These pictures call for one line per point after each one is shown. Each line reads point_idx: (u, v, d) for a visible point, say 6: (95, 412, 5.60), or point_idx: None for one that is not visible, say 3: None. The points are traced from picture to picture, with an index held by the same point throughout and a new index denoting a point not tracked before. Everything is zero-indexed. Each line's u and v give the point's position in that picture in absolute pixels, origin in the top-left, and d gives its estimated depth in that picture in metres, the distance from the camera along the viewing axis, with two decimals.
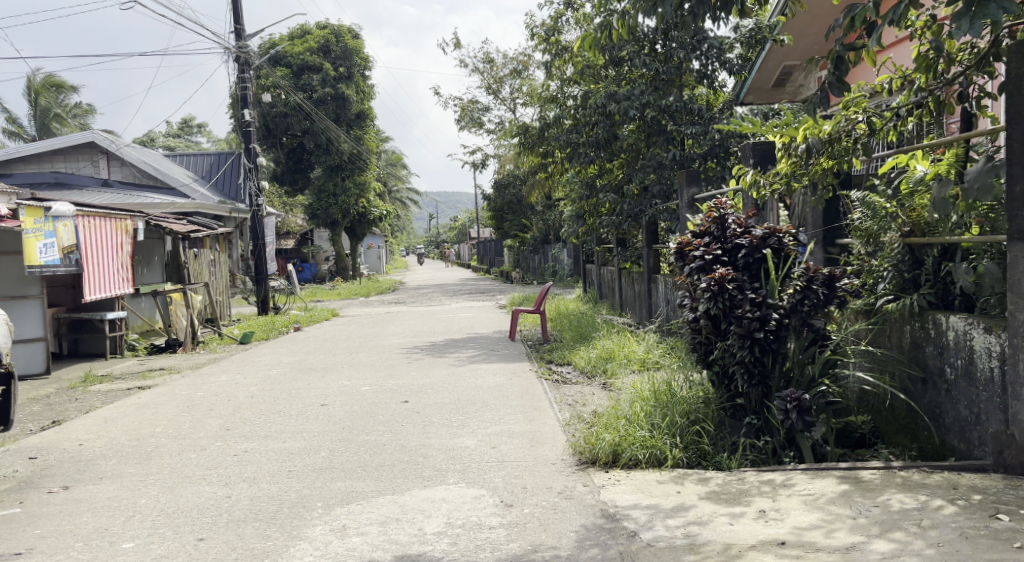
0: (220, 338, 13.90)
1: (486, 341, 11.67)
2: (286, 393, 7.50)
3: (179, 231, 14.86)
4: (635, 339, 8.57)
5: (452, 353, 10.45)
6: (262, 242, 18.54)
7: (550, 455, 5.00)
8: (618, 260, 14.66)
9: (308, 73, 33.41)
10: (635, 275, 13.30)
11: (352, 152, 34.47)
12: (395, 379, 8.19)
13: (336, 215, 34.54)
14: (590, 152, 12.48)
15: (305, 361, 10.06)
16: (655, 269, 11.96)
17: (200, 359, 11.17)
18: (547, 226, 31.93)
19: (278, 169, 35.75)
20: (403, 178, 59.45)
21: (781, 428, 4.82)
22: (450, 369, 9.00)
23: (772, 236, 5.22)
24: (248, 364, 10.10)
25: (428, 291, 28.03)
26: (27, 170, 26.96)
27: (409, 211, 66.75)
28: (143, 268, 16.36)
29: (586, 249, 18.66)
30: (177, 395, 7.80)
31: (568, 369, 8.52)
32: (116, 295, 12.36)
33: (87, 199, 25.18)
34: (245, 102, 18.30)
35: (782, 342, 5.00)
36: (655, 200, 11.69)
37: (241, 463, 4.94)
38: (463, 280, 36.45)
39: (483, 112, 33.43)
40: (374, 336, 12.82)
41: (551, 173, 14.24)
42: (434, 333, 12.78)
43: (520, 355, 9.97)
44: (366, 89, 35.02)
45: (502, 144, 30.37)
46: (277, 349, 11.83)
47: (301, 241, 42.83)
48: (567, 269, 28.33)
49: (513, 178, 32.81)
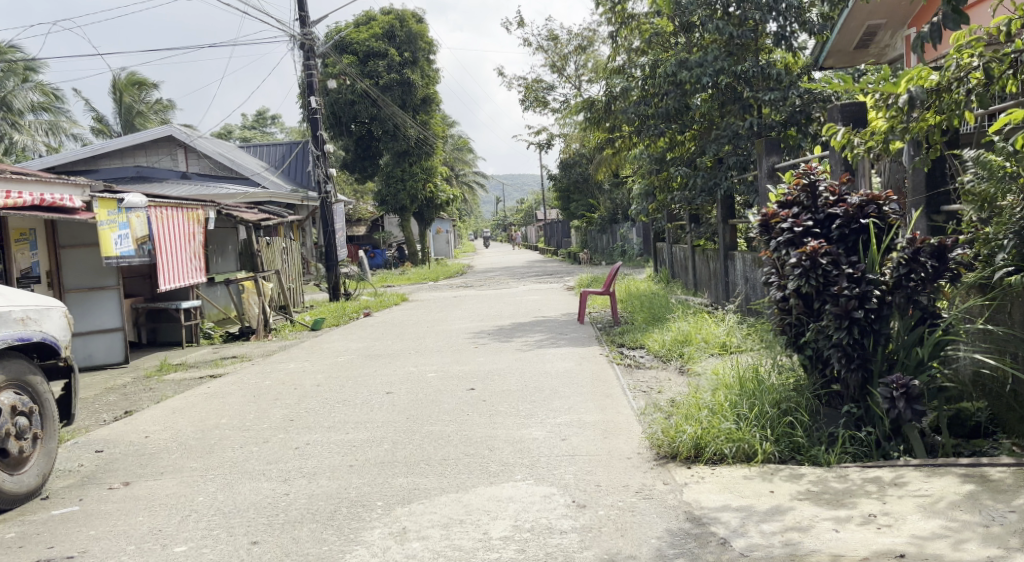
0: (291, 326, 13.95)
1: (556, 324, 11.32)
2: (352, 381, 7.32)
3: (249, 219, 14.96)
4: (712, 320, 8.08)
5: (520, 337, 10.15)
6: (331, 229, 18.60)
7: (626, 448, 4.63)
8: (691, 237, 14.07)
9: (374, 59, 33.46)
10: (709, 253, 12.73)
11: (419, 137, 34.46)
12: (462, 365, 7.94)
13: (404, 200, 34.63)
14: (661, 124, 11.94)
15: (372, 348, 9.91)
16: (732, 245, 11.37)
17: (270, 347, 11.17)
18: (616, 205, 31.30)
19: (348, 156, 36.11)
20: (470, 162, 59.38)
21: (886, 418, 4.33)
22: (518, 354, 8.70)
23: (871, 204, 4.69)
24: (316, 352, 10.02)
25: (496, 275, 27.85)
26: (109, 165, 27.77)
27: (477, 194, 66.75)
28: (217, 257, 16.58)
29: (657, 227, 18.08)
30: (244, 384, 7.71)
31: (641, 353, 8.11)
32: (190, 284, 12.48)
33: (165, 191, 25.82)
34: (311, 89, 18.33)
35: (885, 322, 4.49)
36: (730, 173, 11.10)
37: (301, 457, 4.72)
38: (532, 262, 36.14)
39: (549, 91, 32.92)
40: (442, 321, 12.63)
41: (620, 149, 13.73)
42: (502, 316, 12.50)
43: (590, 339, 9.59)
44: (431, 73, 34.90)
45: (569, 123, 29.84)
46: (345, 336, 11.75)
47: (371, 227, 43.21)
48: (637, 248, 27.70)
49: (580, 157, 32.26)
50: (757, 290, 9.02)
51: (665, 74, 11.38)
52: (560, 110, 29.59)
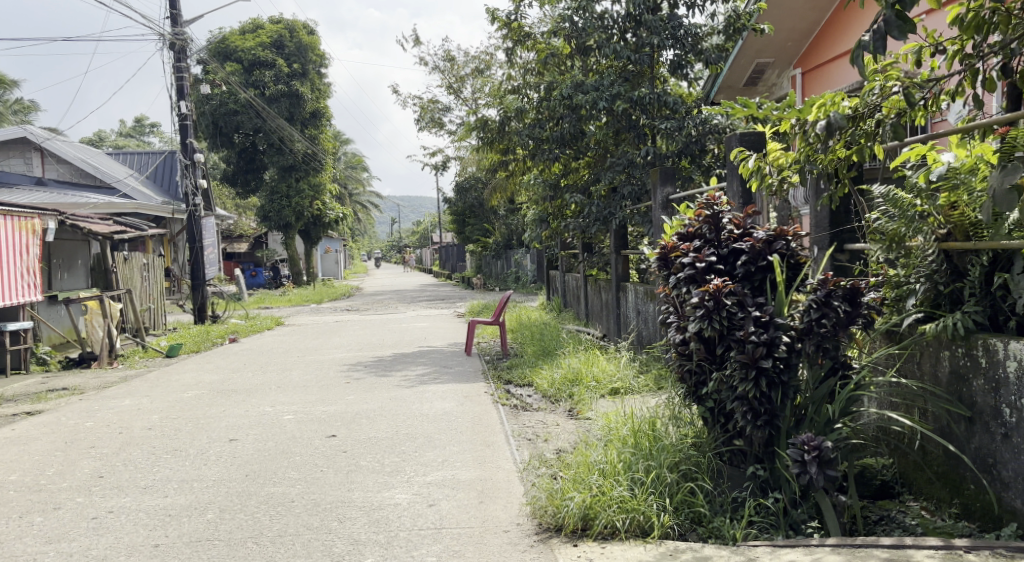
0: (144, 351, 12.57)
1: (440, 356, 10.57)
2: (193, 424, 6.31)
3: (101, 232, 13.47)
4: (606, 357, 7.52)
5: (399, 370, 9.32)
6: (200, 245, 17.20)
7: (504, 517, 3.92)
8: (584, 266, 13.66)
9: (260, 69, 31.92)
10: (602, 283, 12.35)
11: (307, 153, 33.08)
12: (326, 404, 7.05)
13: (289, 218, 33.07)
14: (554, 148, 11.47)
15: (230, 380, 8.86)
16: (625, 276, 10.97)
17: (112, 378, 9.88)
18: (510, 230, 30.88)
19: (230, 169, 34.31)
20: (364, 181, 57.96)
21: (794, 482, 3.77)
22: (393, 391, 7.88)
23: (778, 240, 4.18)
24: (164, 385, 8.86)
25: (383, 298, 26.77)
26: None
27: (371, 215, 65.21)
28: (64, 272, 14.95)
29: (550, 253, 17.65)
30: (61, 426, 6.56)
31: (528, 392, 7.44)
32: (20, 303, 11.17)
33: (16, 198, 23.53)
34: (181, 94, 17.01)
35: (793, 372, 3.93)
36: (625, 201, 10.72)
37: (96, 534, 3.77)
38: (423, 286, 35.21)
39: (444, 112, 32.32)
40: (315, 349, 11.62)
41: (513, 172, 13.20)
42: (381, 346, 11.62)
43: (475, 373, 8.89)
44: (321, 87, 33.66)
45: (463, 145, 29.27)
46: (203, 365, 10.58)
47: (254, 244, 41.17)
48: (530, 275, 27.31)
49: (475, 181, 31.71)
50: (654, 328, 8.56)
51: (559, 97, 10.93)
52: (456, 132, 29.01)
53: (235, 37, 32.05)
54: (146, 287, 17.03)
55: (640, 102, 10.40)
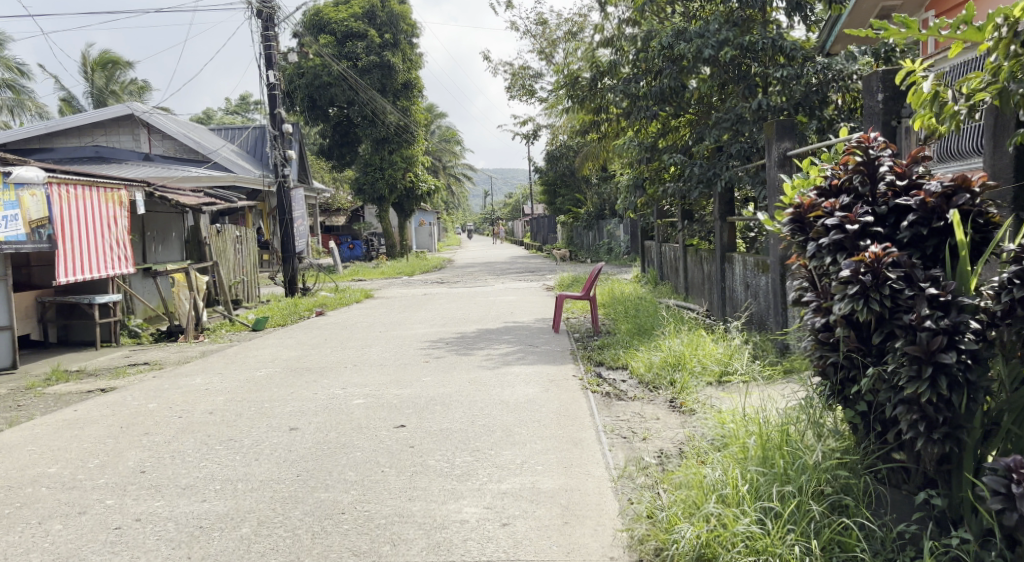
0: (231, 324, 12.37)
1: (527, 332, 9.84)
2: (254, 409, 5.77)
3: (190, 203, 13.31)
4: (713, 339, 6.57)
5: (482, 349, 8.61)
6: (289, 217, 17.01)
7: (595, 548, 3.15)
8: (682, 235, 12.62)
9: (352, 40, 31.74)
10: (703, 253, 11.34)
11: (399, 124, 32.80)
12: (399, 387, 6.39)
13: (383, 191, 32.98)
14: (654, 105, 10.43)
15: (305, 357, 8.38)
16: (731, 245, 9.98)
17: (192, 353, 9.59)
18: (603, 200, 29.81)
19: (325, 142, 34.48)
20: (457, 154, 57.70)
21: (992, 519, 2.77)
22: (472, 373, 7.16)
23: (960, 193, 3.13)
24: (239, 362, 8.44)
25: (474, 271, 26.27)
26: (66, 143, 26.01)
27: (464, 187, 65.05)
28: (158, 245, 14.96)
29: (646, 222, 16.60)
30: (124, 407, 6.13)
31: (623, 377, 6.61)
32: (109, 277, 10.97)
33: (122, 173, 24.19)
34: (269, 63, 16.77)
35: (984, 369, 2.92)
36: (731, 161, 9.63)
37: (110, 553, 3.18)
38: (515, 258, 34.61)
39: (536, 79, 31.36)
40: (398, 324, 11.08)
41: (607, 134, 12.21)
42: (467, 321, 10.96)
43: (563, 353, 8.08)
44: (413, 57, 33.25)
45: (555, 113, 28.30)
46: (283, 340, 10.19)
47: (349, 217, 41.49)
48: (623, 246, 26.26)
49: (567, 149, 30.74)
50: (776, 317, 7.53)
51: (658, 47, 9.86)
52: (547, 99, 28.05)
53: (328, 8, 31.92)
54: (238, 259, 16.99)
55: (752, 49, 9.26)
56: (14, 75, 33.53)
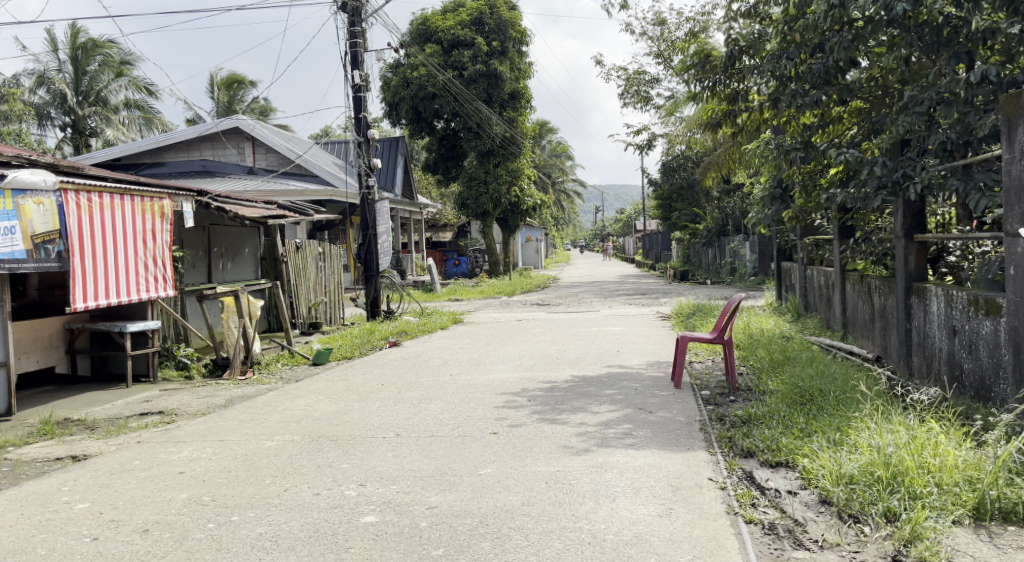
0: (290, 355, 10.58)
1: (637, 386, 7.48)
2: (208, 531, 3.75)
3: (254, 215, 11.69)
4: (944, 434, 4.11)
5: (575, 414, 6.26)
6: (372, 231, 15.24)
7: None
8: (839, 257, 10.34)
9: (459, 48, 30.20)
10: (873, 285, 8.99)
11: (505, 136, 30.91)
12: (439, 493, 4.22)
13: (487, 206, 31.15)
14: (817, 87, 8.12)
15: (340, 418, 6.34)
16: (920, 274, 7.74)
17: (219, 399, 7.72)
18: (725, 214, 27.06)
19: (430, 156, 33.03)
20: (567, 170, 55.64)
21: None
22: (555, 461, 4.89)
23: None
24: (258, 420, 6.45)
25: (579, 292, 23.95)
26: (176, 158, 25.83)
27: (575, 204, 62.87)
28: (228, 261, 13.51)
29: (784, 240, 13.94)
30: (45, 506, 4.19)
31: (790, 485, 4.29)
32: (148, 299, 9.35)
33: (220, 187, 23.43)
34: (355, 62, 15.11)
35: None
36: (924, 158, 7.22)
37: None
38: (624, 278, 32.16)
39: (653, 84, 28.91)
40: (475, 366, 8.89)
41: (749, 131, 9.66)
42: (560, 364, 8.65)
43: (690, 428, 5.69)
44: (522, 66, 31.27)
45: (675, 121, 25.71)
46: (333, 384, 8.19)
47: (454, 233, 39.96)
48: (749, 267, 23.38)
49: (687, 160, 28.17)
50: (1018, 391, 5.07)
51: (825, 8, 7.38)
52: (666, 105, 25.53)
53: (435, 16, 30.42)
54: (321, 278, 15.34)
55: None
56: (143, 96, 33.80)
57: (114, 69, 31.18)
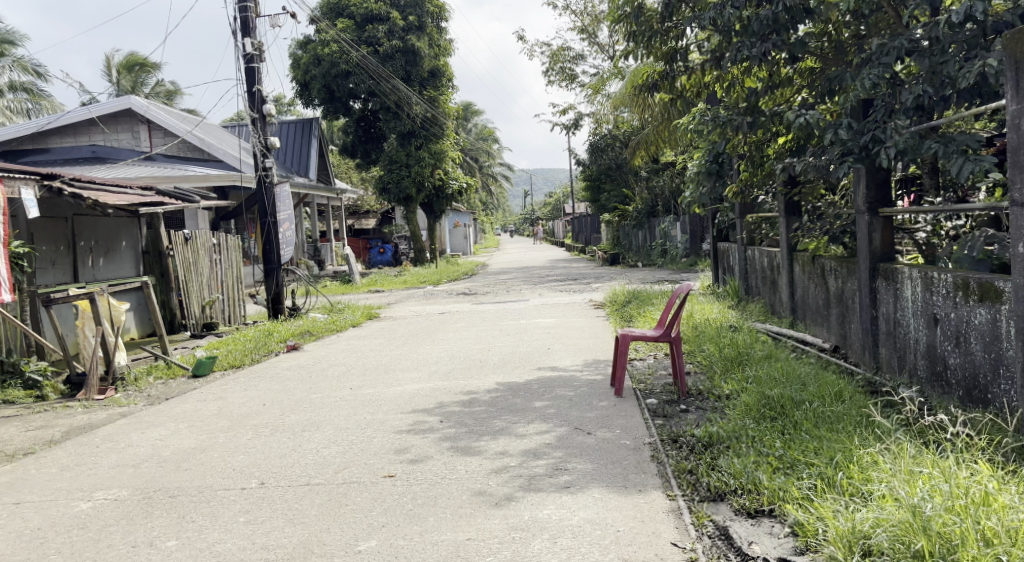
0: (166, 368, 9.02)
1: (572, 395, 6.24)
2: None
3: (120, 202, 9.96)
4: (986, 477, 3.02)
5: (495, 440, 4.99)
6: (272, 219, 13.63)
7: None
8: (786, 236, 9.37)
9: (373, 24, 28.40)
10: (828, 267, 8.03)
11: (426, 116, 29.35)
12: None
13: (409, 190, 29.54)
14: (765, 37, 7.05)
15: (193, 459, 4.91)
16: (886, 253, 6.74)
17: (54, 431, 6.18)
18: (655, 194, 26.23)
19: (347, 139, 31.20)
20: (494, 153, 54.31)
21: None
22: (465, 520, 3.63)
23: None
24: (87, 464, 4.97)
25: (506, 278, 22.73)
26: (62, 144, 23.39)
27: (504, 188, 61.69)
28: (99, 257, 11.76)
29: (724, 218, 12.94)
30: None
31: (783, 548, 3.16)
32: None
33: (109, 175, 21.25)
34: (246, 29, 13.43)
35: None
36: (893, 118, 6.21)
37: None
38: (553, 262, 31.15)
39: (578, 61, 27.80)
40: (380, 376, 7.51)
41: (687, 97, 8.53)
42: (481, 370, 7.36)
43: (641, 457, 4.49)
44: (441, 42, 29.59)
45: (600, 99, 24.66)
46: (203, 406, 6.70)
47: (377, 220, 38.28)
48: (681, 248, 22.61)
49: (615, 139, 27.21)
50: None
51: None
52: (592, 82, 24.42)
53: None
54: (217, 273, 13.61)
55: None
56: (31, 78, 30.90)
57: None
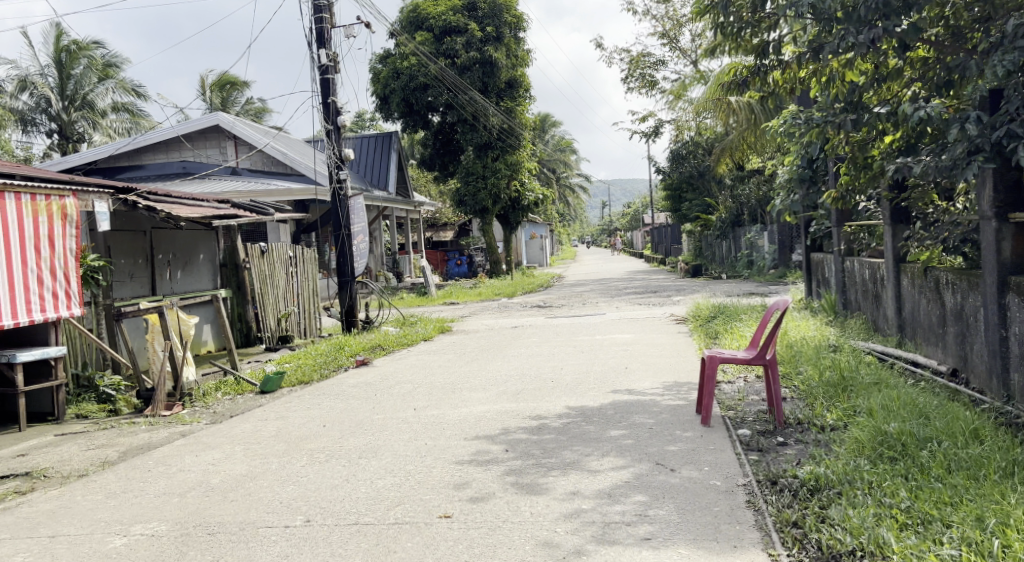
0: (235, 383, 8.82)
1: (653, 423, 5.66)
2: None
3: (194, 215, 9.89)
4: None
5: (567, 475, 4.46)
6: (346, 231, 13.47)
7: None
8: (892, 246, 8.53)
9: (451, 36, 28.37)
10: (944, 280, 7.20)
11: (504, 127, 29.08)
12: None
13: (486, 202, 29.30)
14: (873, 25, 6.32)
15: (241, 488, 4.56)
16: (1018, 264, 5.92)
17: (112, 451, 5.97)
18: (740, 203, 25.20)
19: (426, 152, 31.26)
20: (572, 164, 53.84)
21: None
22: None
23: None
24: (133, 490, 4.69)
25: (584, 291, 22.14)
26: (155, 160, 24.04)
27: (582, 199, 61.10)
28: (177, 270, 11.80)
29: (817, 228, 12.08)
30: None
31: None
32: (51, 320, 7.63)
33: (197, 189, 21.70)
34: (322, 40, 13.35)
35: None
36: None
37: None
38: (633, 274, 30.38)
39: (659, 67, 27.07)
40: (447, 396, 7.07)
41: (780, 95, 7.82)
42: (555, 393, 6.83)
43: (735, 503, 3.88)
44: (520, 53, 29.31)
45: (682, 107, 23.89)
46: (263, 426, 6.40)
47: (455, 232, 38.30)
48: (768, 259, 21.59)
49: (697, 147, 26.33)
50: None
51: None
52: (674, 89, 23.68)
53: (425, 3, 28.62)
54: (292, 285, 13.50)
55: None
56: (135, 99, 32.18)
57: (102, 72, 29.60)
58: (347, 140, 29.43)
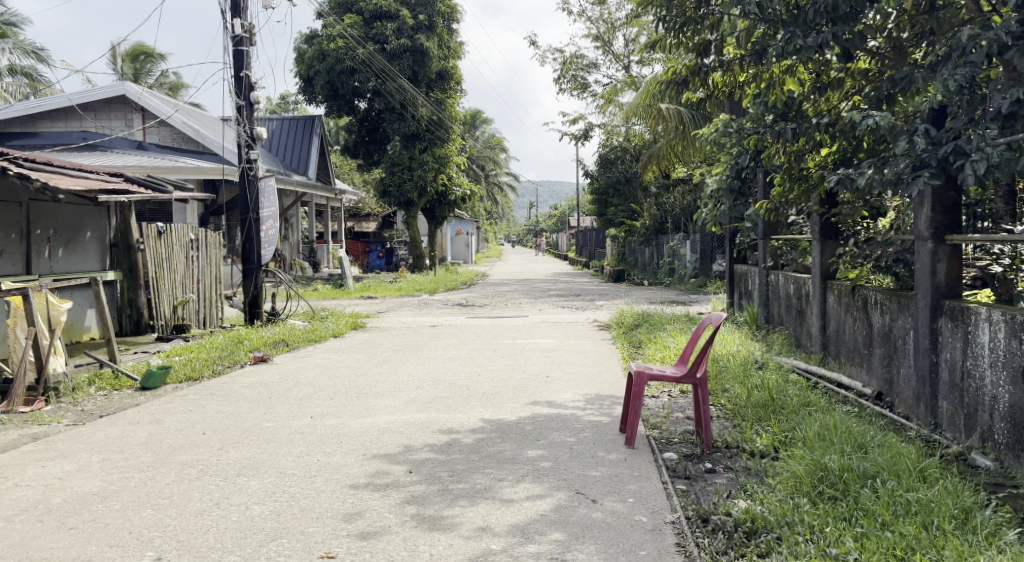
0: (112, 378, 7.95)
1: (574, 443, 5.16)
2: None
3: (78, 187, 8.91)
4: None
5: (475, 505, 3.91)
6: (254, 215, 12.57)
7: None
8: (820, 262, 8.29)
9: (381, 21, 27.44)
10: (872, 299, 6.97)
11: (432, 119, 28.29)
12: None
13: (410, 194, 28.43)
14: (821, 27, 5.97)
15: (85, 512, 3.84)
16: (953, 288, 5.66)
17: None
18: (665, 210, 25.16)
19: (349, 139, 30.18)
20: (501, 162, 53.35)
21: None
22: None
23: None
24: None
25: (505, 291, 21.64)
26: (53, 129, 22.22)
27: (508, 198, 60.73)
28: (58, 247, 10.72)
29: (745, 239, 11.87)
30: None
31: None
32: None
33: (97, 162, 20.20)
34: (238, 9, 12.40)
35: None
36: (979, 126, 5.13)
37: None
38: (555, 275, 30.08)
39: (591, 69, 26.83)
40: (349, 402, 6.42)
41: (718, 98, 7.45)
42: (468, 403, 6.26)
43: (664, 548, 3.40)
44: (451, 44, 28.59)
45: (613, 111, 23.69)
46: (134, 431, 5.63)
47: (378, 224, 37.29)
48: (690, 267, 21.56)
49: (626, 152, 26.18)
50: None
51: None
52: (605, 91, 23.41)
53: None
54: (192, 271, 12.49)
55: None
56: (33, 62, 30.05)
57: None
58: (267, 121, 28.13)
